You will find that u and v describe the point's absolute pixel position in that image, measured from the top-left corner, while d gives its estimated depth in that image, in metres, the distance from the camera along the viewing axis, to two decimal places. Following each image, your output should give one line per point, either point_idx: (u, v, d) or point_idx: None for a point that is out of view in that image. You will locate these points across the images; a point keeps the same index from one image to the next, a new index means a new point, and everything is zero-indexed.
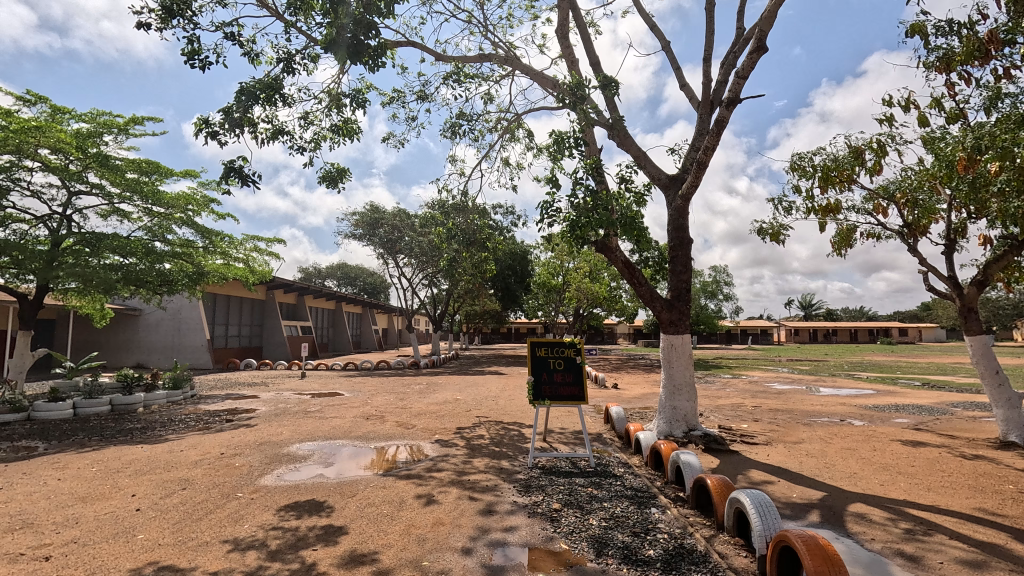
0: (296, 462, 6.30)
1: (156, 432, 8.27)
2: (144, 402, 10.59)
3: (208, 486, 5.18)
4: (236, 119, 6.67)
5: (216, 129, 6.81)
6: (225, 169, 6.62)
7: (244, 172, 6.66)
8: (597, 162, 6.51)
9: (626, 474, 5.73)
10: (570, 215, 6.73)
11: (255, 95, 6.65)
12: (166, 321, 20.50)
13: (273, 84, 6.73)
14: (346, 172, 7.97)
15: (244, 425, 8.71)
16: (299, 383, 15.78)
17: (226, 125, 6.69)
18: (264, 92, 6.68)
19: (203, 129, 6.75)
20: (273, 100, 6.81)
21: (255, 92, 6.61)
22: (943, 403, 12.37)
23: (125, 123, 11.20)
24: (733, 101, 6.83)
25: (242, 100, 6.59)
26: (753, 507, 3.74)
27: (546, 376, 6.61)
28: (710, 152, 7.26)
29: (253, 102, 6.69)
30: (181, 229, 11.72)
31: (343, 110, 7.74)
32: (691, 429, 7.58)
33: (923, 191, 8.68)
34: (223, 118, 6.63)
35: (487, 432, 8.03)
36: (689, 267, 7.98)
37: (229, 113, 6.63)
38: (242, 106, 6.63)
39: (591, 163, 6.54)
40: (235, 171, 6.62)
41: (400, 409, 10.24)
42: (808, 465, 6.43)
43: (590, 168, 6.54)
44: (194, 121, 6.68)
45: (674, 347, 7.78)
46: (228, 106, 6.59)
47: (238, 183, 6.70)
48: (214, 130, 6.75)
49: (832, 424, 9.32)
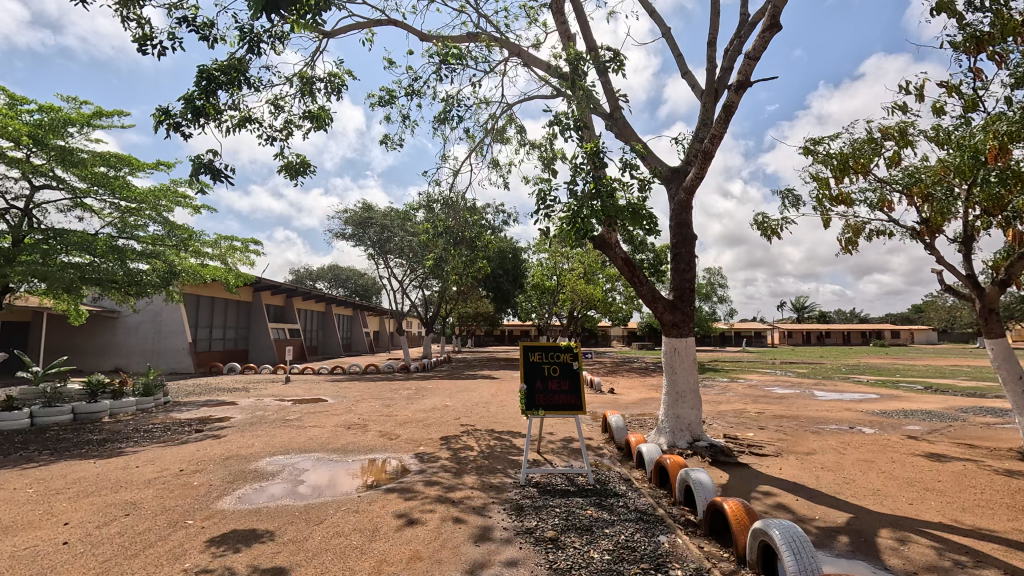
0: (263, 480, 5.67)
1: (117, 444, 7.61)
2: (110, 411, 9.91)
3: (156, 512, 4.54)
4: (201, 108, 5.97)
5: (180, 121, 6.10)
6: (194, 165, 5.92)
7: (216, 168, 5.96)
8: (598, 147, 5.92)
9: (629, 492, 5.18)
10: (569, 208, 6.14)
11: (216, 81, 5.97)
12: (146, 324, 19.76)
13: (238, 66, 6.07)
14: (311, 164, 7.42)
15: (214, 436, 8.06)
16: (282, 388, 15.09)
17: (189, 115, 5.98)
18: (228, 76, 6.01)
19: (165, 123, 6.04)
20: (240, 84, 6.15)
21: (218, 76, 5.95)
22: (951, 408, 11.88)
23: (89, 116, 10.62)
24: (743, 84, 6.27)
25: (205, 86, 5.92)
26: (784, 543, 3.20)
27: (540, 384, 6.04)
28: (717, 140, 6.71)
29: (217, 89, 6.05)
30: (151, 225, 11.10)
31: (316, 96, 7.12)
32: (696, 440, 7.05)
33: (939, 186, 8.27)
34: (185, 107, 5.94)
35: (476, 443, 7.46)
36: (693, 265, 7.45)
37: (191, 101, 5.91)
38: (204, 94, 5.96)
39: (591, 147, 5.97)
40: (206, 166, 5.94)
41: (385, 418, 9.63)
42: (826, 480, 5.87)
43: (591, 152, 5.96)
44: (154, 114, 5.95)
45: (677, 350, 7.25)
46: (188, 92, 5.91)
47: (210, 179, 6.03)
48: (180, 123, 6.06)
49: (842, 432, 8.81)
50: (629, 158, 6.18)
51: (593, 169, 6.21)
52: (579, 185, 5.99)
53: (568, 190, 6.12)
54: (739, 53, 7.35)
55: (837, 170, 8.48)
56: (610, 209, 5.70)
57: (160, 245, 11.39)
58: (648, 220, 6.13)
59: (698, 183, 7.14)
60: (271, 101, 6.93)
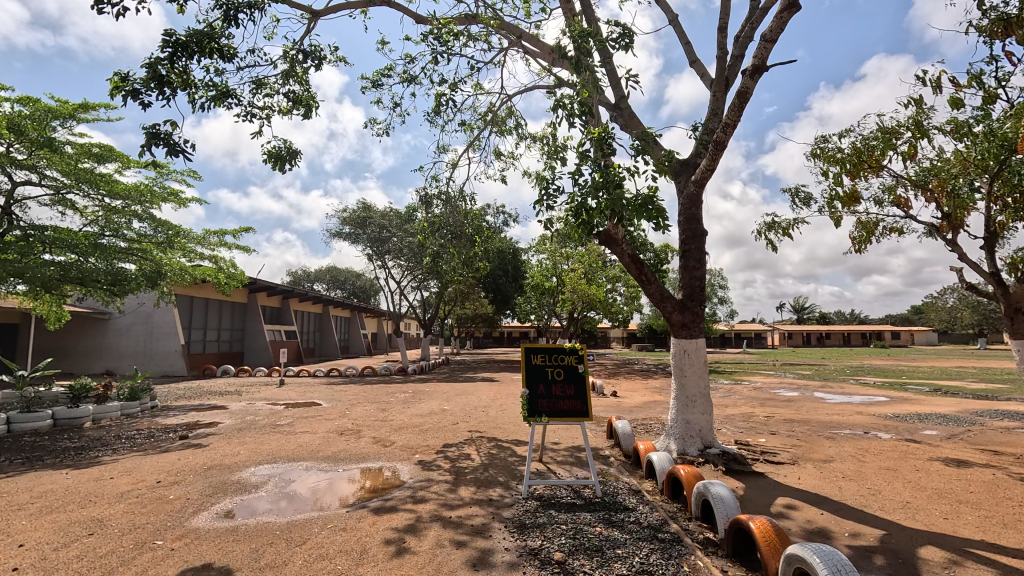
0: (246, 493, 5.26)
1: (94, 453, 7.19)
2: (93, 416, 9.49)
3: (124, 530, 4.15)
4: (165, 77, 5.55)
5: (139, 89, 5.61)
6: (149, 136, 5.43)
7: (173, 141, 5.45)
8: (606, 132, 5.54)
9: (640, 507, 4.79)
10: (572, 197, 5.73)
11: (186, 50, 5.55)
12: (137, 325, 19.30)
13: (210, 34, 5.63)
14: (296, 152, 7.23)
15: (198, 443, 7.64)
16: (275, 391, 14.68)
17: (150, 84, 5.54)
18: (201, 46, 5.60)
19: (121, 89, 5.55)
20: (212, 53, 5.72)
21: (188, 45, 5.53)
22: (967, 412, 11.49)
23: (74, 109, 10.23)
24: (759, 68, 5.86)
25: (172, 53, 5.50)
26: (828, 573, 2.79)
27: (543, 389, 5.64)
28: (731, 128, 6.30)
29: (186, 58, 5.63)
30: (136, 223, 10.74)
31: (302, 77, 6.71)
32: (707, 447, 6.67)
33: (959, 180, 7.88)
34: (146, 74, 5.50)
35: (475, 451, 7.06)
36: (703, 262, 7.07)
37: (155, 69, 5.48)
38: (171, 62, 5.54)
39: (597, 132, 5.57)
40: (159, 138, 5.51)
41: (380, 423, 9.23)
42: (850, 491, 5.47)
43: (597, 138, 5.57)
44: (110, 78, 5.48)
45: (687, 352, 6.88)
46: (153, 60, 5.48)
47: (165, 154, 5.56)
48: (137, 89, 5.56)
49: (858, 437, 8.42)
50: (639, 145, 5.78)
51: (599, 158, 5.83)
52: (585, 174, 5.60)
53: (574, 181, 5.72)
54: (752, 39, 6.98)
55: (851, 166, 8.11)
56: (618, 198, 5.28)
57: (146, 243, 11.02)
58: (661, 212, 5.72)
59: (709, 175, 6.75)
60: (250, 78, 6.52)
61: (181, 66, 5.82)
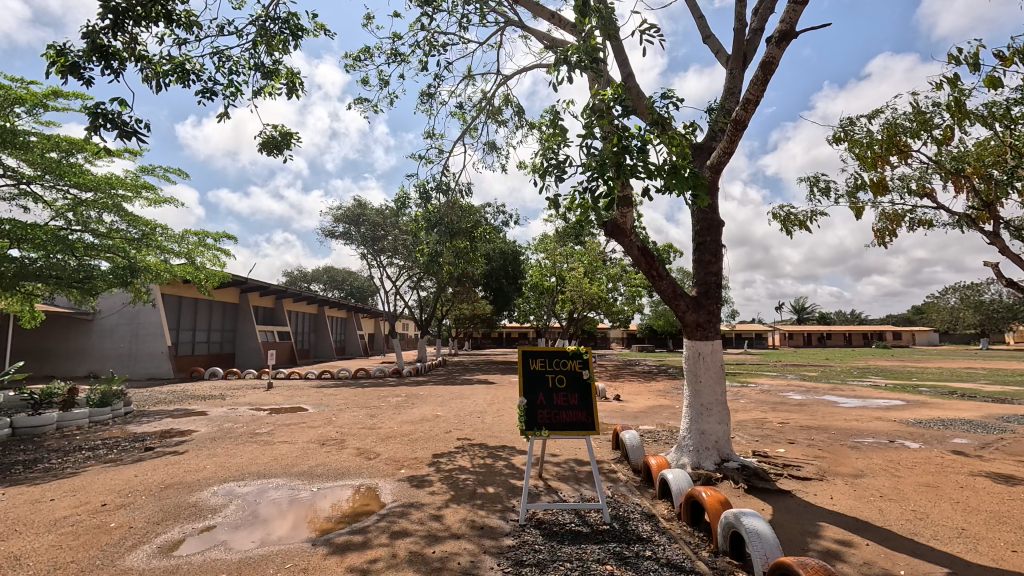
0: (201, 519, 4.57)
1: (47, 465, 6.50)
2: (57, 424, 8.81)
3: (41, 572, 3.46)
4: (107, 50, 5.05)
5: (79, 63, 5.16)
6: (94, 116, 4.84)
7: (130, 128, 4.98)
8: (618, 92, 4.74)
9: (656, 537, 4.14)
10: (584, 168, 4.47)
11: (131, 15, 5.04)
12: (121, 326, 18.58)
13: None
14: (292, 136, 6.62)
15: (165, 455, 6.95)
16: (261, 395, 13.96)
17: (90, 58, 5.07)
18: (147, 9, 5.05)
19: (59, 64, 5.08)
20: (161, 14, 5.15)
21: (133, 8, 4.99)
22: (991, 417, 10.82)
23: (40, 95, 9.48)
24: (787, 35, 5.19)
25: (115, 20, 5.00)
26: None
27: (542, 399, 4.95)
28: (753, 105, 5.58)
29: (130, 24, 5.10)
30: (105, 215, 9.94)
31: (277, 50, 6.02)
32: (724, 460, 6.00)
33: (1000, 166, 7.20)
34: (85, 46, 4.98)
35: (468, 464, 6.38)
36: (719, 256, 6.42)
37: (93, 38, 4.94)
38: (113, 31, 5.02)
39: (609, 94, 4.76)
40: (107, 117, 4.90)
41: (367, 431, 8.54)
42: (893, 515, 4.80)
43: (612, 99, 4.71)
44: (47, 51, 5.03)
45: (702, 356, 6.20)
46: (92, 29, 4.93)
47: (118, 138, 5.00)
48: (78, 63, 5.10)
49: (885, 448, 7.75)
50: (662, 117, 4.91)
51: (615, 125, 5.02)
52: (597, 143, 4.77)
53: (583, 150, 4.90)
54: (772, 10, 6.34)
55: (881, 151, 7.53)
56: (640, 161, 4.32)
57: (118, 239, 10.31)
58: (695, 180, 4.54)
59: (726, 160, 6.07)
60: (215, 49, 5.85)
61: (129, 36, 5.30)
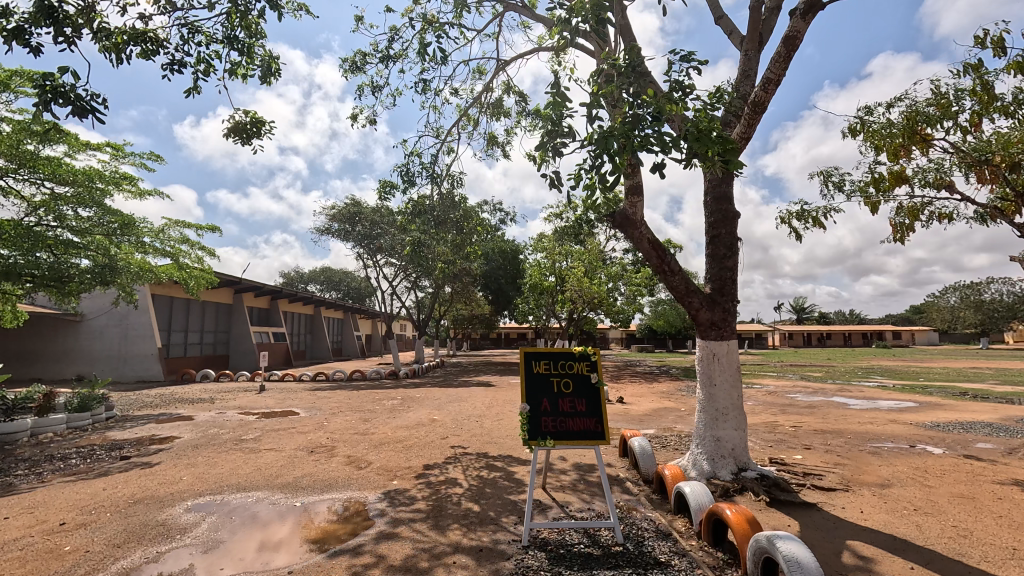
0: (169, 540, 4.11)
1: (13, 476, 6.03)
2: (32, 431, 8.33)
3: None
4: (57, 15, 4.58)
5: (26, 30, 4.67)
6: (43, 92, 4.39)
7: (85, 104, 4.54)
8: (630, 59, 4.27)
9: (675, 560, 3.70)
10: (589, 143, 4.04)
11: None
12: (111, 327, 18.10)
13: None
14: (264, 124, 6.15)
15: (140, 465, 6.46)
16: (252, 399, 13.47)
17: (37, 21, 4.58)
18: None
19: (3, 29, 4.60)
20: None
21: None
22: (1010, 419, 10.40)
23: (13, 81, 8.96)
24: (813, 5, 4.76)
25: None
26: None
27: (547, 405, 4.50)
28: (774, 85, 5.15)
29: None
30: (81, 210, 9.42)
31: (255, 25, 5.56)
32: (741, 470, 5.57)
33: None
34: (32, 9, 4.51)
35: (465, 475, 5.93)
36: (734, 250, 5.98)
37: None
38: None
39: (622, 59, 4.31)
40: (59, 93, 4.44)
41: (359, 438, 8.09)
42: (932, 531, 4.36)
43: (623, 64, 4.26)
44: None
45: (716, 357, 5.76)
46: None
47: (72, 115, 4.54)
48: (22, 28, 4.61)
49: (908, 453, 7.31)
50: (681, 80, 4.40)
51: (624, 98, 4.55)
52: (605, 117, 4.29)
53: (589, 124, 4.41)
54: None
55: (901, 141, 7.06)
56: (651, 132, 3.87)
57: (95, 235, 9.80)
58: (722, 147, 4.09)
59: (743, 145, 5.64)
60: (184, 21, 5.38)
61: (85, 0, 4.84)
